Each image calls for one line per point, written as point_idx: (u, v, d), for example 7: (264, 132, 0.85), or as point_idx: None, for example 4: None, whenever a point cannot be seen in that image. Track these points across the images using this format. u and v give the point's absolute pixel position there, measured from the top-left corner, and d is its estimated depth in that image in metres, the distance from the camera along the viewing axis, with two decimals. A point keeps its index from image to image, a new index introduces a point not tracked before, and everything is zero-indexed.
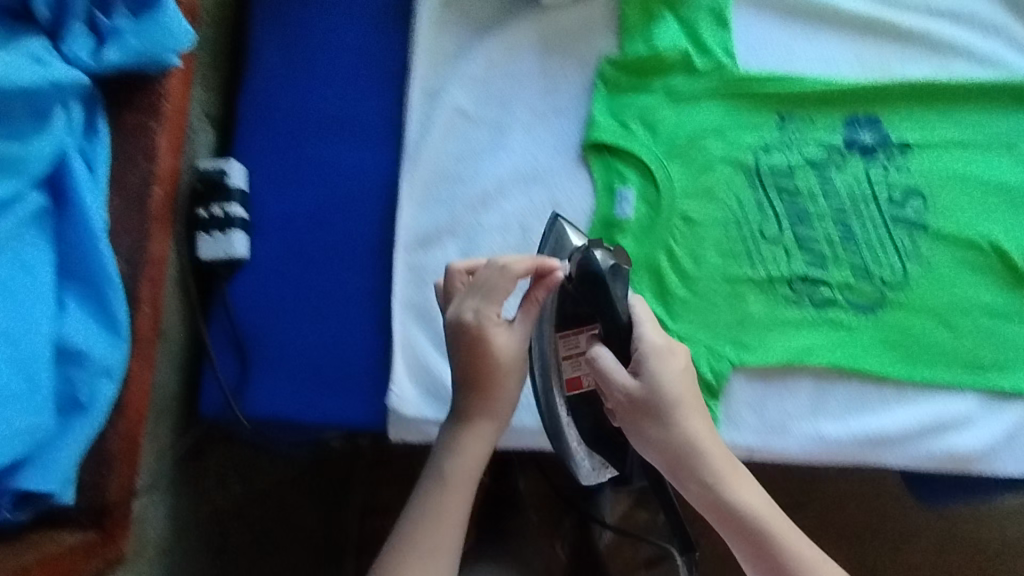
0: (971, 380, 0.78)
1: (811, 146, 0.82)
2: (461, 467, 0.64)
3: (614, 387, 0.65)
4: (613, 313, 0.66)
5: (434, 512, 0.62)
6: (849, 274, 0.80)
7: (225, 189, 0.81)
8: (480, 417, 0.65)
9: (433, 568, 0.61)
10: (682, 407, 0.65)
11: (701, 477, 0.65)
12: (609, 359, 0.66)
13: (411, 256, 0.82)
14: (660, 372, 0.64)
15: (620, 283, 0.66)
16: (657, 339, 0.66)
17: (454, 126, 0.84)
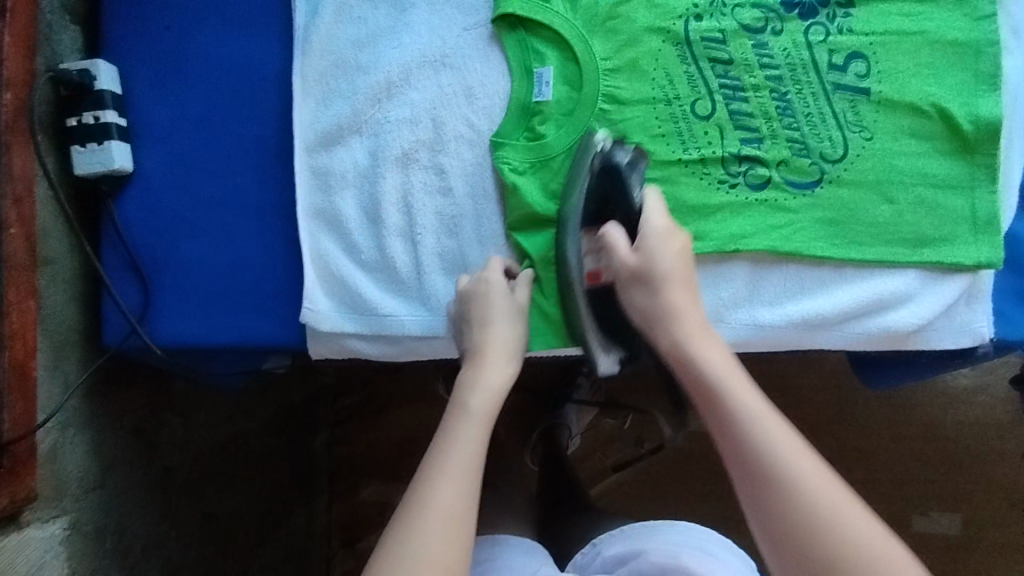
0: (912, 256, 0.74)
1: (746, 8, 0.75)
2: (478, 404, 0.62)
3: (619, 263, 0.68)
4: (629, 205, 0.70)
5: (453, 446, 0.58)
6: (785, 149, 0.75)
7: (93, 93, 0.72)
8: (491, 359, 0.65)
9: (461, 491, 0.55)
10: (672, 279, 0.65)
11: (671, 333, 0.64)
12: (621, 240, 0.69)
13: (314, 159, 0.75)
14: (657, 249, 0.66)
15: (636, 177, 0.71)
16: (663, 222, 0.67)
17: (349, 8, 0.76)
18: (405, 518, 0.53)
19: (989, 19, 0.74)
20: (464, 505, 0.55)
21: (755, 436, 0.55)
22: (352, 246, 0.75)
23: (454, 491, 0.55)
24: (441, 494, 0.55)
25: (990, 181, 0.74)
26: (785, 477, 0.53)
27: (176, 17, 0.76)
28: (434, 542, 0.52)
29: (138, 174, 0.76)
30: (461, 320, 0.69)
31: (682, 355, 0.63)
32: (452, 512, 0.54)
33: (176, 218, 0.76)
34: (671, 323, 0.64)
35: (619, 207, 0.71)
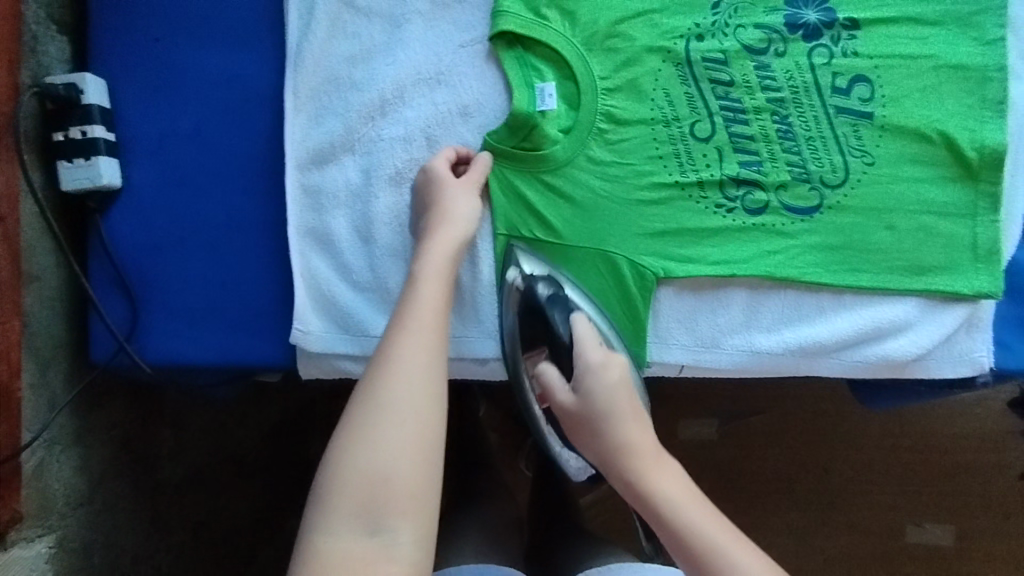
0: (911, 285, 0.73)
1: (748, 29, 0.74)
2: (424, 311, 0.61)
3: (561, 407, 0.69)
4: (558, 337, 0.73)
5: (415, 303, 0.62)
6: (785, 174, 0.74)
7: (81, 107, 0.71)
8: (430, 263, 0.65)
9: (426, 341, 0.60)
10: (616, 420, 0.65)
11: (626, 474, 0.64)
12: (558, 383, 0.69)
13: (306, 176, 0.74)
14: (592, 388, 0.67)
15: (558, 309, 0.72)
16: (597, 356, 0.68)
17: (343, 22, 0.74)
18: (361, 416, 0.55)
19: (996, 43, 0.73)
20: (424, 408, 0.56)
21: (694, 539, 0.59)
22: (343, 267, 0.74)
23: (411, 394, 0.56)
24: (394, 393, 0.56)
25: (992, 210, 0.73)
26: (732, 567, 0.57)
27: (167, 29, 0.75)
28: (400, 398, 0.56)
29: (126, 189, 0.74)
30: (415, 211, 0.71)
31: (614, 448, 0.65)
32: (409, 413, 0.55)
33: (164, 233, 0.74)
34: (625, 464, 0.64)
35: (549, 337, 0.74)
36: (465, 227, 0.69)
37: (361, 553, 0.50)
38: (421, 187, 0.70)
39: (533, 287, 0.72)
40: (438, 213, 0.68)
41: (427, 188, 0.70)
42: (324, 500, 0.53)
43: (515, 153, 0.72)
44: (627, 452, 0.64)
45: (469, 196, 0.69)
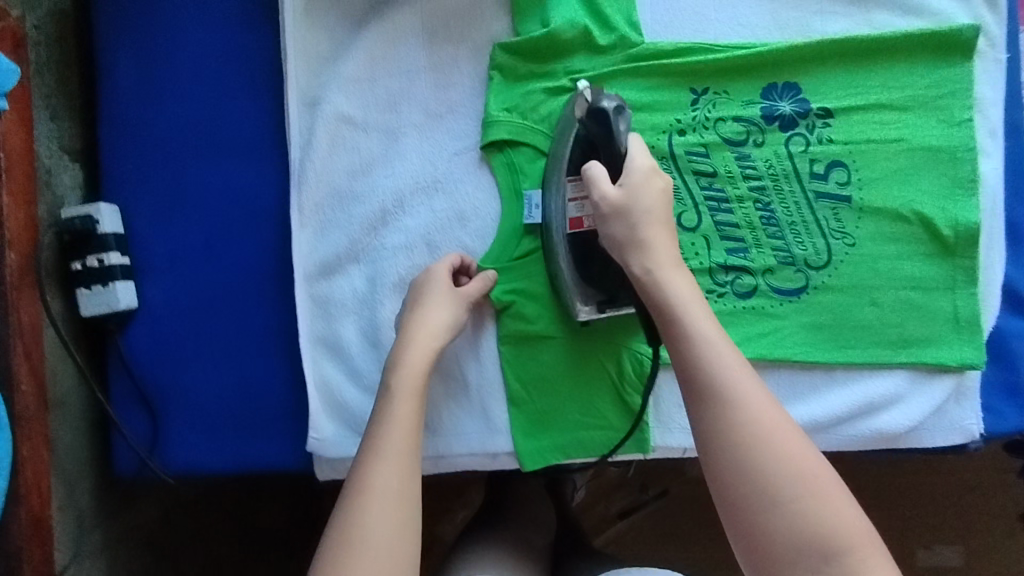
0: (897, 357, 0.77)
1: (728, 123, 0.77)
2: (397, 439, 0.60)
3: (599, 198, 0.68)
4: (614, 148, 0.70)
5: (389, 421, 0.62)
6: (771, 259, 0.77)
7: (97, 237, 0.74)
8: (407, 381, 0.64)
9: (401, 467, 0.59)
10: (651, 218, 0.66)
11: (645, 262, 0.65)
12: (601, 175, 0.68)
13: (314, 287, 0.77)
14: (638, 188, 0.66)
15: (622, 121, 0.70)
16: (646, 163, 0.68)
17: (341, 136, 0.76)
18: (338, 551, 0.54)
19: (965, 125, 0.76)
20: (402, 548, 0.55)
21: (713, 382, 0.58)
22: (354, 372, 0.76)
23: (386, 522, 0.56)
24: (369, 526, 0.55)
25: (970, 282, 0.77)
26: (738, 397, 0.56)
27: (173, 151, 0.77)
28: (376, 527, 0.55)
29: (143, 308, 0.77)
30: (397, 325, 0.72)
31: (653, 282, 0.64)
32: (381, 551, 0.54)
33: (181, 347, 0.77)
34: (643, 254, 0.65)
35: (607, 153, 0.71)
36: (443, 336, 0.69)
37: None
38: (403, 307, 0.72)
39: (598, 100, 0.71)
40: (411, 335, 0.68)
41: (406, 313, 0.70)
42: None
43: (511, 262, 0.76)
44: (672, 286, 0.63)
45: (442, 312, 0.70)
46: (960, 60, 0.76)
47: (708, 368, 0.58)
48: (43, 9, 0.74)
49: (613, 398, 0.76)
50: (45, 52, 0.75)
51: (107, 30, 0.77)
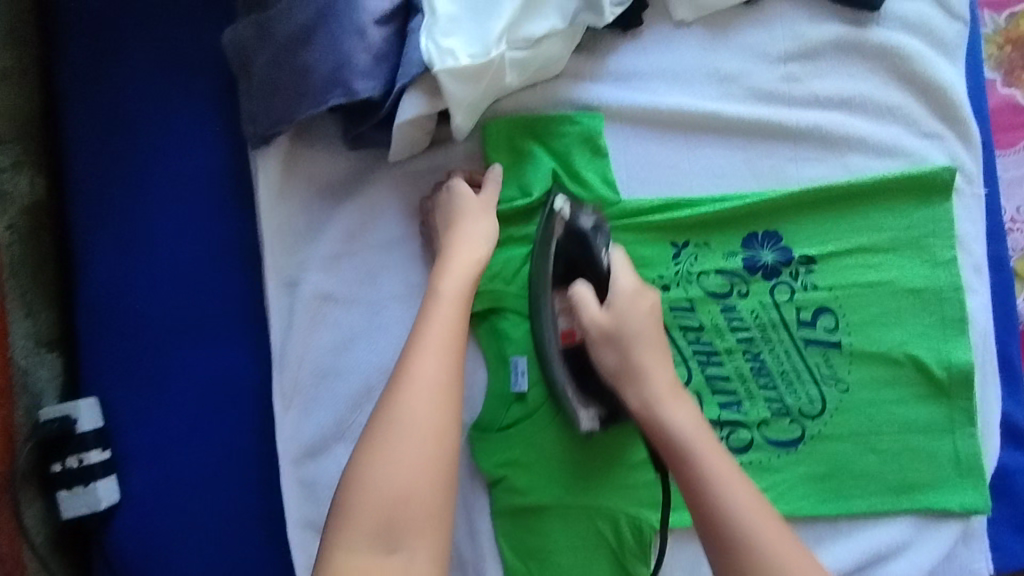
0: (902, 503, 0.75)
1: (711, 275, 0.76)
2: (439, 330, 0.64)
3: (590, 321, 0.69)
4: (599, 268, 0.71)
5: (433, 322, 0.64)
6: (765, 410, 0.76)
7: (76, 439, 0.72)
8: (452, 284, 0.66)
9: (443, 368, 0.62)
10: (644, 342, 0.68)
11: (642, 395, 0.67)
12: (590, 299, 0.70)
13: (300, 469, 0.75)
14: (627, 308, 0.69)
15: (602, 240, 0.72)
16: (631, 285, 0.69)
17: (321, 314, 0.75)
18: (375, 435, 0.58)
19: (950, 264, 0.76)
20: (444, 431, 0.59)
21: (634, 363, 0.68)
22: None
23: (429, 413, 0.59)
24: (412, 413, 0.59)
25: (969, 423, 0.75)
26: (749, 523, 0.59)
27: (150, 335, 0.75)
28: (416, 412, 0.59)
29: (124, 502, 0.74)
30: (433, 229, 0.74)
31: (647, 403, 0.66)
32: (418, 435, 0.58)
33: (164, 538, 0.74)
34: (641, 387, 0.67)
35: (591, 273, 0.72)
36: (484, 245, 0.71)
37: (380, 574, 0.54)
38: (439, 206, 0.73)
39: (576, 218, 0.72)
40: (458, 231, 0.70)
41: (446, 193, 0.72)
42: (340, 520, 0.56)
43: (500, 433, 0.74)
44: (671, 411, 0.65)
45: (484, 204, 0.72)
46: (939, 200, 0.76)
47: (718, 497, 0.60)
48: (12, 207, 0.73)
49: (613, 566, 0.74)
50: (16, 250, 0.74)
51: (80, 219, 0.76)
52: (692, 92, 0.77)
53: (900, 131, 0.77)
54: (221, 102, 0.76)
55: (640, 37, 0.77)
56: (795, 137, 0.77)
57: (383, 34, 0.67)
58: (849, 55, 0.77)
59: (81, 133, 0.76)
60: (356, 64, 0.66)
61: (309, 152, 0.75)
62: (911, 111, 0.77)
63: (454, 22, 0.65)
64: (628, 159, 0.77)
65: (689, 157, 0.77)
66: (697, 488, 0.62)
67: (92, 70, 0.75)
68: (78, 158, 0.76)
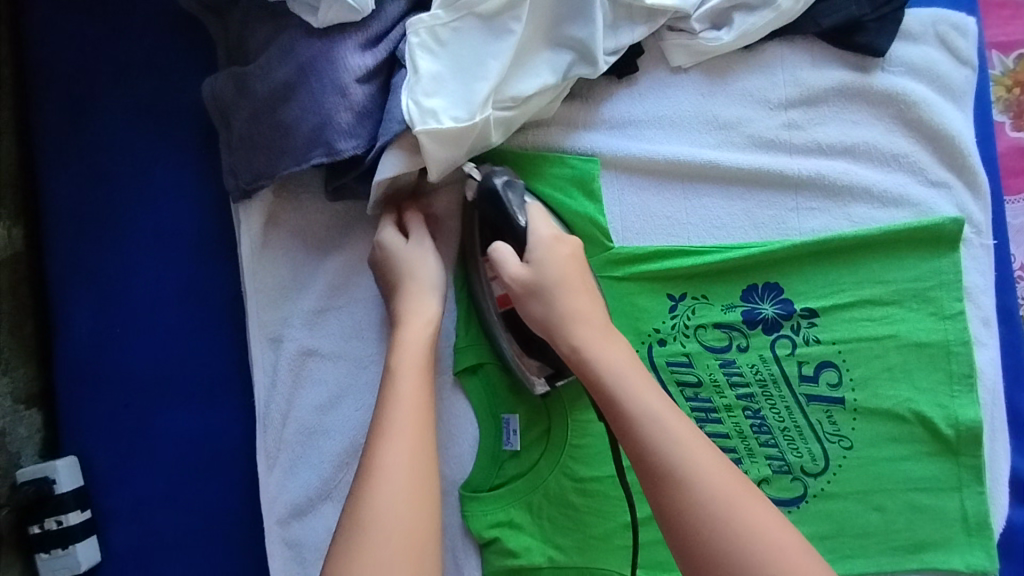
0: (908, 564, 0.72)
1: (709, 329, 0.74)
2: (402, 417, 0.62)
3: (512, 278, 0.66)
4: (514, 226, 0.67)
5: (395, 398, 0.63)
6: (766, 468, 0.73)
7: (55, 500, 0.70)
8: (408, 355, 0.65)
9: (409, 446, 0.61)
10: (567, 289, 0.65)
11: (571, 342, 0.64)
12: (508, 256, 0.67)
13: (285, 530, 0.71)
14: (544, 257, 0.66)
15: (515, 194, 0.68)
16: (547, 235, 0.67)
17: (306, 369, 0.73)
18: (352, 523, 0.57)
19: (957, 317, 0.73)
20: (420, 528, 0.58)
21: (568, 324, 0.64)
22: None
23: (400, 494, 0.58)
24: (383, 501, 0.58)
25: (978, 482, 0.72)
26: (704, 503, 0.55)
27: (130, 391, 0.73)
28: (387, 496, 0.58)
29: (105, 564, 0.72)
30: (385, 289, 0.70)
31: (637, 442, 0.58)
32: (393, 521, 0.57)
33: None
34: (572, 333, 0.64)
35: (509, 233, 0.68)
36: (432, 297, 0.69)
37: None
38: (383, 263, 0.69)
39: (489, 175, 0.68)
40: (408, 287, 0.68)
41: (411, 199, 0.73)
42: None
43: (491, 492, 0.72)
44: (640, 411, 0.59)
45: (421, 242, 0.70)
46: (947, 251, 0.73)
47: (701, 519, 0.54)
48: None
49: None
50: None
51: (59, 271, 0.74)
52: (687, 141, 0.75)
53: (905, 178, 0.74)
54: (204, 150, 0.74)
55: (634, 83, 0.75)
56: (796, 186, 0.74)
57: (366, 92, 0.65)
58: (852, 101, 0.74)
59: (62, 182, 0.73)
60: (339, 123, 0.64)
61: (294, 204, 0.73)
62: (916, 158, 0.74)
63: (438, 81, 0.63)
64: (622, 207, 0.75)
65: (685, 206, 0.75)
66: (650, 472, 0.57)
67: (71, 120, 0.73)
68: (57, 209, 0.73)
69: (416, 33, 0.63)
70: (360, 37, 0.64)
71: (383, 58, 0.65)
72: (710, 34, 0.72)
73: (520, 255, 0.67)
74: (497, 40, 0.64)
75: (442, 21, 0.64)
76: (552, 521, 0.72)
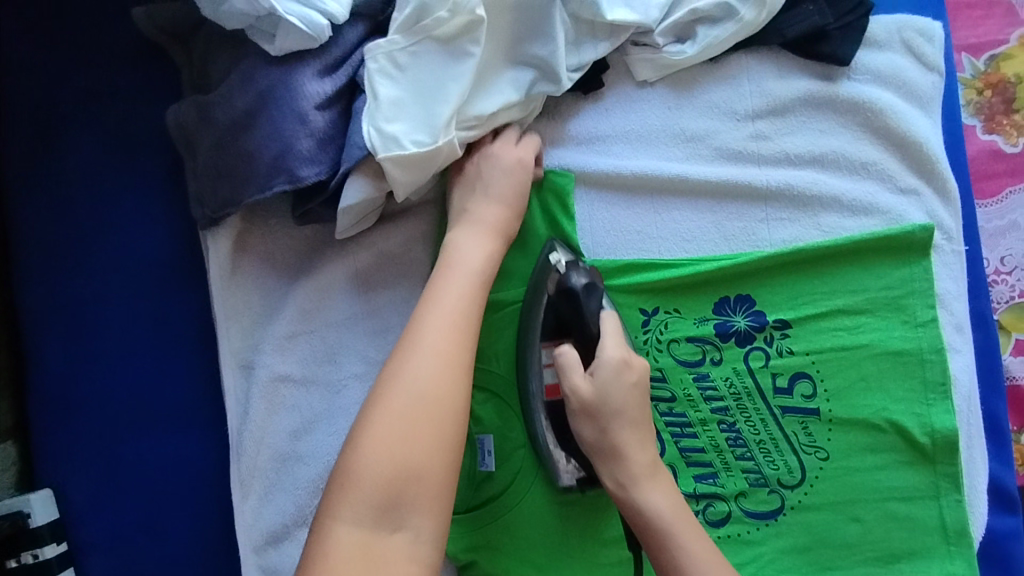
0: (887, 574, 0.72)
1: (683, 344, 0.74)
2: (441, 345, 0.61)
3: (570, 389, 0.66)
4: (587, 329, 0.68)
5: (444, 293, 0.63)
6: (742, 481, 0.73)
7: (31, 535, 0.70)
8: (467, 256, 0.66)
9: (452, 337, 0.61)
10: (622, 420, 0.65)
11: (618, 475, 0.65)
12: (575, 367, 0.66)
13: (262, 557, 0.71)
14: (612, 384, 0.65)
15: (594, 302, 0.68)
16: (616, 356, 0.66)
17: (279, 395, 0.72)
18: (385, 395, 0.58)
19: (930, 324, 0.73)
20: (448, 411, 0.59)
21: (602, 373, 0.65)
22: None
23: (437, 379, 0.59)
24: (419, 379, 0.59)
25: (955, 490, 0.72)
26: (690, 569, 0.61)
27: (105, 422, 0.72)
28: (425, 375, 0.59)
29: None
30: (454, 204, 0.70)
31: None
32: (427, 398, 0.58)
33: None
34: (617, 466, 0.65)
35: (578, 334, 0.68)
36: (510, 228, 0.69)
37: (376, 537, 0.54)
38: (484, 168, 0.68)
39: (569, 278, 0.68)
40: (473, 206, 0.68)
41: (474, 161, 0.69)
42: (341, 486, 0.56)
43: (468, 514, 0.72)
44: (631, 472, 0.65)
45: (492, 250, 0.67)
46: (917, 258, 0.73)
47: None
48: None
49: None
50: None
51: (30, 304, 0.73)
52: (656, 154, 0.74)
53: (874, 186, 0.74)
54: (173, 177, 0.74)
55: (602, 99, 0.75)
56: (765, 197, 0.74)
57: (327, 119, 0.65)
58: (819, 110, 0.74)
59: (31, 215, 0.73)
60: (300, 151, 0.64)
61: (262, 230, 0.73)
62: (885, 165, 0.74)
63: (399, 105, 0.63)
64: (593, 223, 0.74)
65: (656, 220, 0.75)
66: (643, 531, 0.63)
67: (38, 153, 0.73)
68: (27, 242, 0.73)
69: (374, 59, 0.63)
70: (318, 65, 0.64)
71: (342, 84, 0.65)
72: (674, 48, 0.72)
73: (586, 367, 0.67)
74: (457, 63, 0.64)
75: (399, 46, 0.64)
76: (529, 542, 0.71)
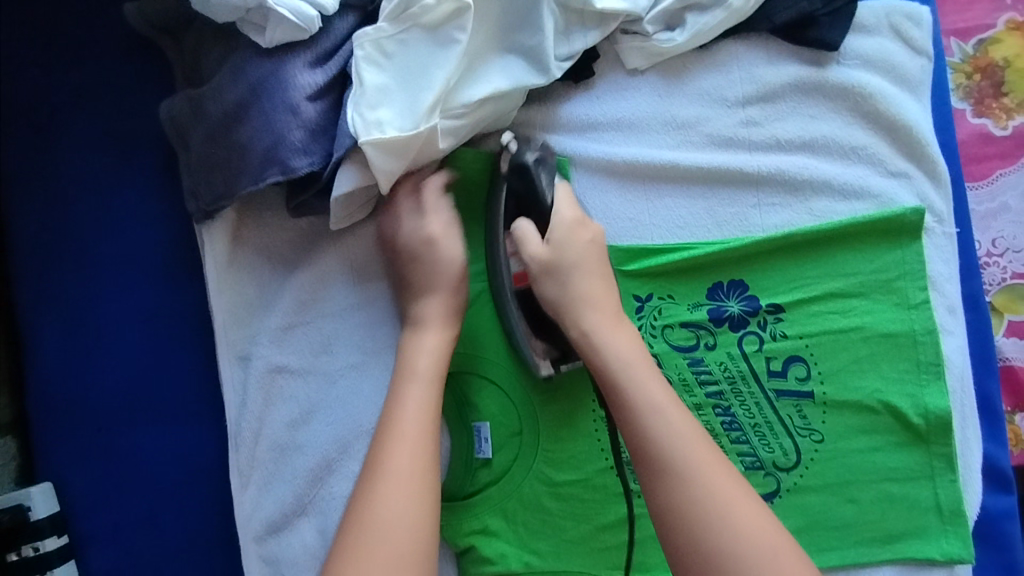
0: (883, 554, 0.72)
1: (676, 329, 0.74)
2: (414, 407, 0.63)
3: (529, 254, 0.68)
4: (541, 203, 0.69)
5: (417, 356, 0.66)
6: (738, 464, 0.74)
7: (31, 528, 0.70)
8: (434, 310, 0.68)
9: (425, 399, 0.64)
10: (582, 271, 0.67)
11: (580, 325, 0.66)
12: (532, 234, 0.68)
13: (263, 546, 0.72)
14: (568, 240, 0.68)
15: (546, 173, 0.70)
16: (572, 215, 0.68)
17: (276, 386, 0.73)
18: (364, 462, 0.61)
19: (922, 305, 0.73)
20: (424, 467, 0.60)
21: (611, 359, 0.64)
22: None
23: (411, 440, 0.61)
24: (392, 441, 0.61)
25: (949, 470, 0.72)
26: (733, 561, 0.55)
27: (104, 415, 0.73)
28: (399, 437, 0.62)
29: None
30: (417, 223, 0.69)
31: (702, 556, 0.56)
32: (403, 460, 0.60)
33: None
34: (579, 317, 0.66)
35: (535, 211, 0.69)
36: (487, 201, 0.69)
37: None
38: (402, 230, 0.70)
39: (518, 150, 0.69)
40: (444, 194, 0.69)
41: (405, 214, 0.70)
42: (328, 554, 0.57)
43: (465, 501, 0.72)
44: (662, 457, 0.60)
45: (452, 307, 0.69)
46: (907, 241, 0.73)
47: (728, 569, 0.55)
48: None
49: None
50: None
51: (28, 299, 0.74)
52: (647, 142, 0.75)
53: (864, 170, 0.75)
54: (168, 171, 0.74)
55: (593, 87, 0.75)
56: (757, 182, 0.75)
57: (318, 109, 0.65)
58: (809, 96, 0.75)
59: (27, 210, 0.74)
60: (292, 142, 0.64)
61: (256, 223, 0.74)
62: (875, 149, 0.74)
63: (384, 92, 0.64)
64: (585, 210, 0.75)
65: (648, 206, 0.75)
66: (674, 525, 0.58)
67: (34, 149, 0.74)
68: (24, 238, 0.74)
69: (361, 47, 0.64)
70: (308, 56, 0.65)
71: (333, 75, 0.65)
72: (663, 35, 0.73)
73: (543, 234, 0.69)
74: (444, 50, 0.65)
75: (387, 34, 0.64)
76: (527, 528, 0.72)
